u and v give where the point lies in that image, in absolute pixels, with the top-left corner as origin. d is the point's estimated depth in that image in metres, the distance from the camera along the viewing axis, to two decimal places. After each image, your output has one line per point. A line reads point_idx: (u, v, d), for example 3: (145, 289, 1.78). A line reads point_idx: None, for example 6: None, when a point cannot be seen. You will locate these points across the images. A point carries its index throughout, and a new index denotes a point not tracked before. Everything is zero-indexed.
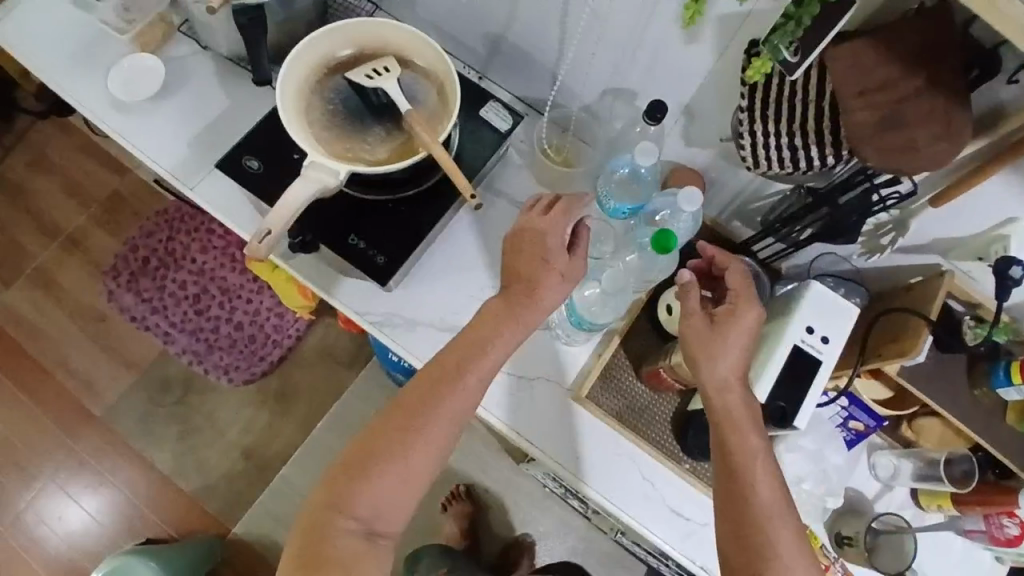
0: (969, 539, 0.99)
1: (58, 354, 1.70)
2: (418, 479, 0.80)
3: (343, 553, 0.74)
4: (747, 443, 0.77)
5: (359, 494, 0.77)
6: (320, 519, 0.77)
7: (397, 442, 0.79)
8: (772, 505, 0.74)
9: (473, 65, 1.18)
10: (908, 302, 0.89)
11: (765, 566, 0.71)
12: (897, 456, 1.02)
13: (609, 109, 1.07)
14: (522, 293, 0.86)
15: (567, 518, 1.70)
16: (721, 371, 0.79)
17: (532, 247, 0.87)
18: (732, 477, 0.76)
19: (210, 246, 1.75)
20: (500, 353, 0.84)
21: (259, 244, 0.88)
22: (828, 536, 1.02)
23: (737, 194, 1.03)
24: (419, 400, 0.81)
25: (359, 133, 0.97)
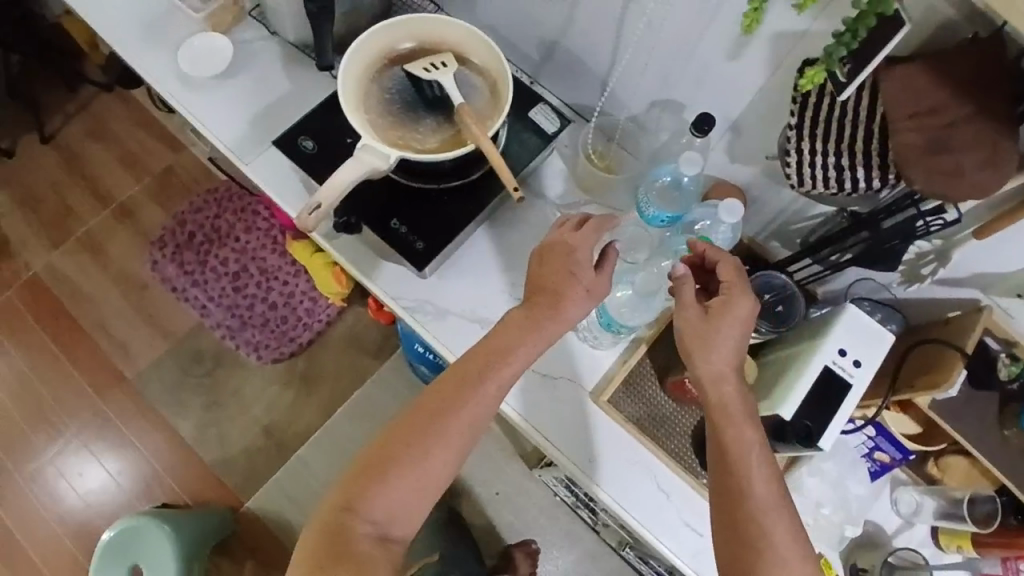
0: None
1: (99, 317, 1.76)
2: (433, 484, 0.81)
3: (358, 559, 0.74)
4: (744, 438, 0.76)
5: (376, 494, 0.78)
6: (335, 518, 0.77)
7: (416, 443, 0.80)
8: (766, 497, 0.74)
9: (525, 69, 1.21)
10: (944, 334, 0.88)
11: (759, 562, 0.72)
12: (920, 492, 1.00)
13: (656, 120, 1.09)
14: (548, 304, 0.86)
15: (576, 530, 1.70)
16: (715, 363, 0.79)
17: (561, 259, 0.88)
18: (732, 473, 0.75)
19: (254, 227, 1.81)
20: (518, 351, 0.85)
21: (308, 217, 0.91)
22: (842, 565, 1.00)
23: (779, 212, 1.03)
24: (437, 400, 0.83)
25: (413, 122, 1.01)
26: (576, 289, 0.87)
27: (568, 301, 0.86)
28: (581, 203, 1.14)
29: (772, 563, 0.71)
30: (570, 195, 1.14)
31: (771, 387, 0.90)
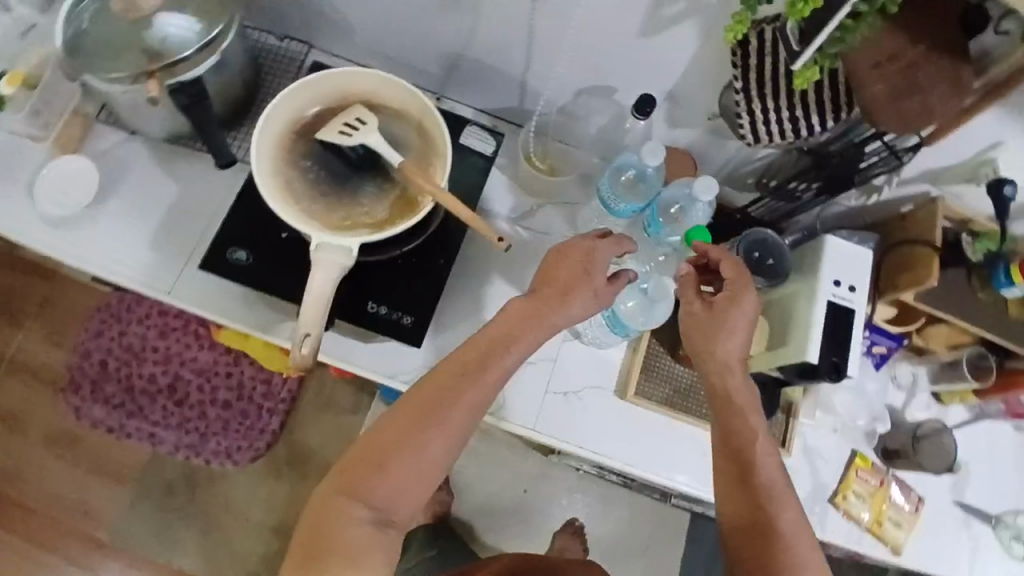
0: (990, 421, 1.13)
1: (42, 488, 1.57)
2: (435, 472, 0.74)
3: (351, 540, 0.69)
4: (750, 427, 0.79)
5: (379, 482, 0.71)
6: (330, 501, 0.70)
7: (418, 432, 0.73)
8: (775, 484, 0.76)
9: (428, 87, 1.13)
10: (907, 231, 0.97)
11: (767, 545, 0.73)
12: (915, 365, 1.14)
13: (586, 107, 1.05)
14: (553, 295, 0.80)
15: (608, 491, 1.76)
16: (723, 353, 0.80)
17: (573, 255, 0.82)
18: (739, 461, 0.78)
19: (168, 330, 1.62)
20: (524, 342, 0.78)
21: (301, 354, 0.81)
22: (877, 453, 1.11)
23: (727, 163, 1.05)
24: (440, 384, 0.75)
25: (350, 197, 0.91)
26: (587, 284, 0.81)
27: (575, 280, 0.81)
28: (535, 208, 1.09)
29: (789, 548, 0.72)
30: (522, 206, 1.09)
31: (786, 336, 0.94)
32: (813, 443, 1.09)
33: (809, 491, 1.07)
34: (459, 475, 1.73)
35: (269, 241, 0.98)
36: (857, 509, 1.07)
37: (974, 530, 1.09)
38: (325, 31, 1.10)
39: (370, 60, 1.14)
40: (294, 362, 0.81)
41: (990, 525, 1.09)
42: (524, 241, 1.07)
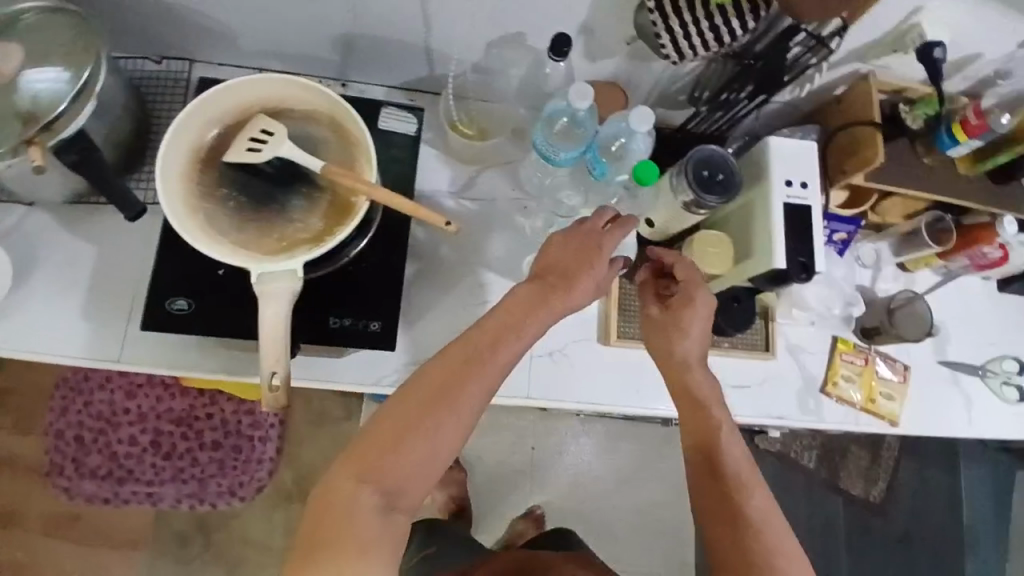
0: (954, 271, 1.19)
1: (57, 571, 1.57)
2: (444, 458, 0.71)
3: (358, 526, 0.65)
4: (710, 420, 0.84)
5: (387, 468, 0.68)
6: (336, 486, 0.67)
7: (429, 417, 0.70)
8: (742, 473, 0.80)
9: (330, 75, 1.07)
10: (846, 114, 0.97)
11: (737, 528, 0.76)
12: (875, 242, 1.17)
13: (500, 60, 0.99)
14: (557, 281, 0.78)
15: (610, 427, 1.80)
16: (680, 350, 0.88)
17: (579, 243, 0.80)
18: (705, 449, 0.82)
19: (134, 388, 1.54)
20: (528, 326, 0.75)
21: (275, 391, 0.76)
22: (856, 334, 1.14)
23: (655, 85, 1.01)
24: (452, 369, 0.72)
25: (279, 215, 0.85)
26: (597, 271, 0.79)
27: (580, 265, 0.78)
28: (473, 176, 1.06)
29: (762, 531, 0.75)
30: (460, 176, 1.06)
31: (751, 247, 0.94)
32: (795, 339, 1.11)
33: (801, 385, 1.10)
34: (467, 450, 1.73)
35: (206, 281, 0.92)
36: (848, 392, 1.11)
37: (963, 382, 1.19)
38: (202, 42, 1.02)
39: (261, 59, 1.05)
40: (269, 404, 0.76)
41: (978, 376, 1.20)
42: (470, 213, 1.05)
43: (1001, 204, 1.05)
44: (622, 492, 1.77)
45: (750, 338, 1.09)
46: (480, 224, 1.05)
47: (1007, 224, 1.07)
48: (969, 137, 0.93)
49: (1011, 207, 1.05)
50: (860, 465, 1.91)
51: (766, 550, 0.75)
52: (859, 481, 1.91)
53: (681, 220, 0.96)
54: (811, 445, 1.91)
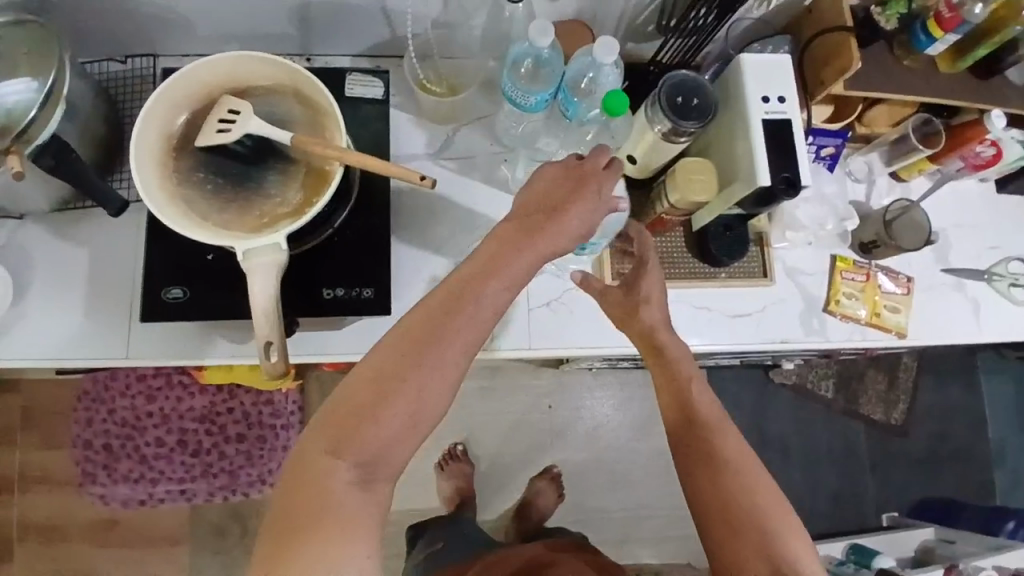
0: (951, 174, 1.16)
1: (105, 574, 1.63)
2: (425, 418, 0.70)
3: (338, 500, 0.67)
4: (678, 373, 0.88)
5: (363, 435, 0.68)
6: (312, 459, 0.68)
7: (402, 380, 0.68)
8: (713, 420, 0.85)
9: (294, 51, 1.07)
10: (819, 23, 0.95)
11: (713, 471, 0.81)
12: (866, 153, 1.16)
13: (460, 10, 0.97)
14: (538, 219, 0.74)
15: (624, 377, 1.81)
16: (644, 317, 0.90)
17: (564, 181, 0.76)
18: (677, 400, 0.87)
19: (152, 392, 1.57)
20: (508, 267, 0.72)
21: (272, 362, 0.77)
22: (855, 250, 1.12)
23: (620, 17, 1.00)
24: (424, 324, 0.70)
25: (257, 192, 0.86)
26: (581, 201, 0.75)
27: (567, 202, 0.75)
28: (451, 135, 1.06)
29: (738, 470, 0.81)
30: (437, 137, 1.06)
31: (734, 171, 0.92)
32: (792, 262, 1.10)
33: (803, 307, 1.10)
34: (484, 415, 1.75)
35: (200, 267, 0.94)
36: (852, 309, 1.10)
37: (969, 288, 1.17)
38: (163, 33, 1.01)
39: (223, 43, 1.05)
40: (269, 374, 0.78)
41: (984, 281, 1.18)
42: (450, 173, 1.05)
43: (985, 97, 1.03)
44: (642, 441, 1.78)
45: (746, 265, 1.08)
46: (461, 184, 1.05)
47: (995, 118, 1.05)
48: (945, 32, 0.93)
49: (995, 102, 1.04)
50: (878, 389, 1.91)
51: (740, 491, 0.79)
52: (878, 406, 1.90)
53: (662, 150, 0.95)
54: (826, 374, 1.90)
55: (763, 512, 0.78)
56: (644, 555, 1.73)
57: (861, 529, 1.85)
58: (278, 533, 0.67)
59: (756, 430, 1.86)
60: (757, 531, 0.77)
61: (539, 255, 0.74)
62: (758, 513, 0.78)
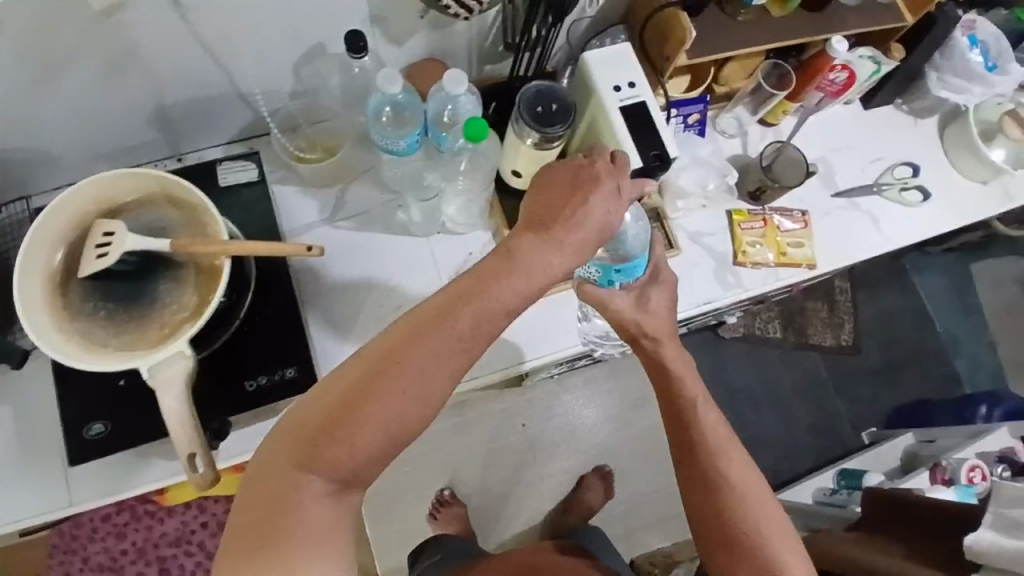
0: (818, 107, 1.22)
1: None
2: (405, 433, 0.64)
3: (306, 514, 0.62)
4: (687, 393, 0.88)
5: (337, 449, 0.62)
6: (279, 472, 0.63)
7: (384, 397, 0.62)
8: (718, 442, 0.85)
9: (166, 154, 1.07)
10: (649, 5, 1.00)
11: (715, 497, 0.83)
12: (731, 109, 1.22)
13: (314, 75, 0.99)
14: (541, 208, 0.71)
15: (586, 375, 1.83)
16: (659, 320, 0.89)
17: (581, 179, 0.73)
18: (681, 423, 0.87)
19: (122, 528, 1.60)
20: (509, 265, 0.67)
21: (196, 475, 0.79)
22: (746, 200, 1.18)
23: (469, 45, 1.03)
24: (411, 332, 0.64)
25: (154, 306, 0.85)
26: (602, 201, 0.71)
27: (578, 199, 0.71)
28: (341, 197, 1.08)
29: (744, 499, 0.82)
30: (328, 201, 1.07)
31: None
32: (692, 228, 1.16)
33: (714, 265, 1.15)
34: (462, 450, 1.74)
35: (117, 399, 0.93)
36: (760, 255, 1.16)
37: (861, 204, 1.24)
38: (27, 173, 1.00)
39: (89, 166, 1.03)
40: (199, 485, 0.79)
41: (875, 193, 1.25)
42: (350, 232, 1.07)
43: (823, 27, 1.09)
44: (620, 430, 1.81)
45: None
46: (364, 239, 1.07)
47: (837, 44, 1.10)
48: None
49: (833, 28, 1.09)
50: (822, 316, 1.99)
51: (742, 519, 0.81)
52: (827, 332, 1.99)
53: (540, 159, 0.98)
54: (771, 316, 1.97)
55: (768, 539, 0.80)
56: (652, 540, 1.77)
57: (846, 453, 1.91)
58: (241, 552, 0.61)
59: (723, 388, 1.92)
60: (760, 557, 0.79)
61: (548, 258, 0.68)
62: (759, 541, 0.80)
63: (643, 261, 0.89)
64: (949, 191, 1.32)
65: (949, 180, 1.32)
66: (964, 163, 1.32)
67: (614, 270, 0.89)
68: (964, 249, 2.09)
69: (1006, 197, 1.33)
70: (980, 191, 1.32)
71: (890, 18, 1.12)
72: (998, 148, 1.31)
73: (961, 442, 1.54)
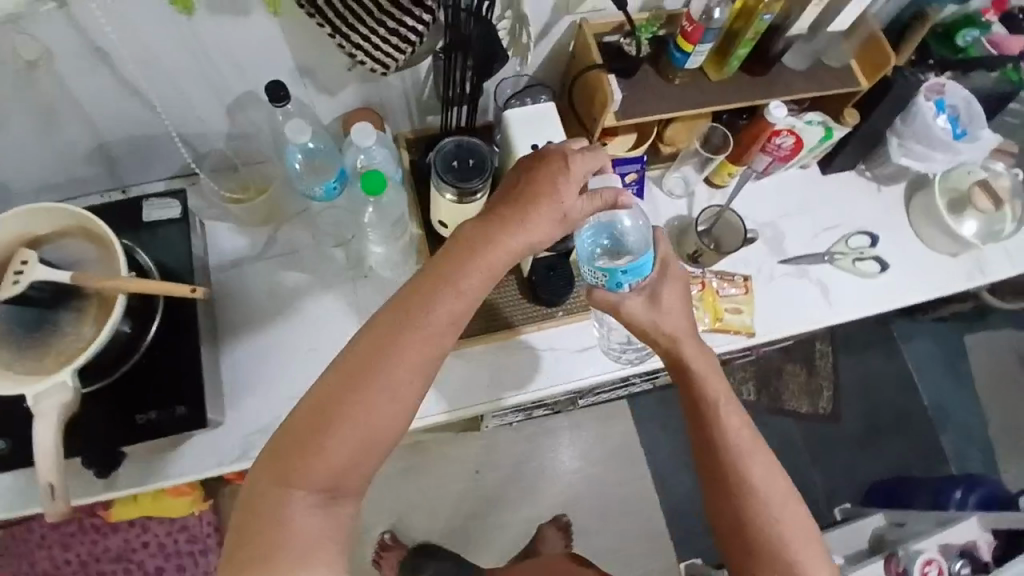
0: (768, 172, 1.21)
1: None
2: (382, 438, 0.69)
3: (295, 528, 0.65)
4: (710, 394, 0.86)
5: (315, 460, 0.67)
6: (265, 491, 0.67)
7: (358, 406, 0.67)
8: (743, 445, 0.83)
9: (109, 185, 1.10)
10: (578, 67, 1.01)
11: (737, 501, 0.82)
12: (678, 169, 1.21)
13: (247, 121, 1.02)
14: (501, 212, 0.75)
15: (546, 425, 1.79)
16: (668, 325, 0.88)
17: (537, 178, 0.77)
18: (703, 425, 0.85)
19: (69, 538, 1.59)
20: (466, 270, 0.72)
21: (57, 501, 0.80)
22: (684, 262, 1.17)
23: (405, 97, 1.06)
24: (371, 347, 0.69)
25: (58, 334, 0.87)
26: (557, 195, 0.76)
27: (531, 202, 0.76)
28: (273, 237, 1.10)
29: (766, 505, 0.81)
30: (260, 240, 1.09)
31: None
32: None
33: None
34: (412, 494, 1.71)
35: (27, 423, 0.94)
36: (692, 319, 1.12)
37: (811, 272, 1.20)
38: None
39: (35, 196, 1.07)
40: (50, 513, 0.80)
41: (827, 263, 1.20)
42: (278, 270, 1.08)
43: (763, 93, 1.06)
44: (577, 485, 1.75)
45: (581, 301, 1.11)
46: (291, 279, 1.08)
47: (775, 109, 1.06)
48: (694, 45, 0.95)
49: (774, 93, 1.06)
50: (800, 381, 1.92)
51: (767, 524, 0.80)
52: (804, 399, 1.91)
53: (460, 214, 0.98)
54: (745, 377, 1.91)
55: (789, 544, 0.79)
56: None
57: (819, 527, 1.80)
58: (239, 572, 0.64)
59: None
60: (781, 563, 0.79)
61: (504, 257, 0.74)
62: (783, 546, 0.79)
63: (650, 257, 0.86)
64: (912, 263, 1.23)
65: (915, 251, 1.23)
66: (930, 235, 1.22)
67: (625, 271, 0.84)
68: (955, 320, 2.01)
69: (978, 272, 1.23)
70: (948, 264, 1.23)
71: (842, 82, 1.08)
72: (967, 220, 1.20)
73: (931, 528, 1.47)
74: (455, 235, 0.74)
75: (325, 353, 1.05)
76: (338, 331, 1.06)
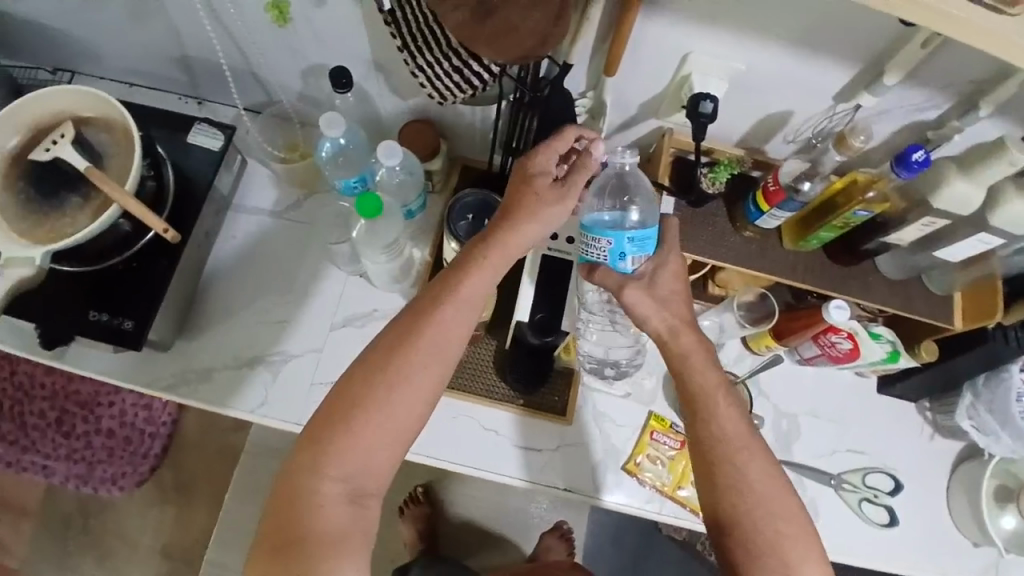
0: (813, 364, 1.08)
1: None
2: (413, 429, 0.67)
3: (327, 515, 0.64)
4: (706, 378, 0.75)
5: (342, 449, 0.65)
6: (293, 479, 0.65)
7: (387, 400, 0.66)
8: (736, 438, 0.73)
9: (187, 93, 1.14)
10: (647, 172, 0.95)
11: (728, 499, 0.71)
12: (718, 313, 1.06)
13: (318, 87, 1.03)
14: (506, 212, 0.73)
15: None
16: (667, 316, 0.77)
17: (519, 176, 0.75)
18: (694, 414, 0.75)
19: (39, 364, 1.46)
20: (475, 270, 0.71)
21: None
22: (674, 412, 1.05)
23: (471, 128, 1.02)
24: (392, 352, 0.67)
25: (56, 212, 0.88)
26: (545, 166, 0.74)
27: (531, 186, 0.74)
28: (298, 201, 1.10)
29: (765, 504, 0.70)
30: (285, 198, 1.10)
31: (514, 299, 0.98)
32: (601, 407, 1.04)
33: (597, 459, 1.02)
34: None
35: None
36: (654, 475, 1.01)
37: (808, 489, 1.04)
38: (77, 57, 1.10)
39: (127, 76, 1.13)
40: None
41: (831, 487, 1.04)
42: (288, 231, 1.09)
43: (834, 283, 0.92)
44: None
45: (548, 398, 1.04)
46: (294, 246, 1.08)
47: (835, 308, 0.90)
48: (772, 206, 0.84)
49: (850, 288, 0.92)
50: None
51: (766, 529, 0.69)
52: None
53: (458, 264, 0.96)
54: None
55: (786, 542, 0.69)
56: None
57: None
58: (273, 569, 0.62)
59: None
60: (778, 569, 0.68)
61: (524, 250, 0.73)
62: (784, 553, 0.68)
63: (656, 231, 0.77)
64: (926, 531, 1.04)
65: (932, 517, 1.05)
66: (957, 509, 1.04)
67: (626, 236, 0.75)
68: None
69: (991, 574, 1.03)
70: (964, 549, 1.04)
71: (931, 309, 0.92)
72: (1004, 515, 1.01)
73: None
74: (472, 248, 0.73)
75: (287, 329, 1.04)
76: (310, 313, 1.05)
